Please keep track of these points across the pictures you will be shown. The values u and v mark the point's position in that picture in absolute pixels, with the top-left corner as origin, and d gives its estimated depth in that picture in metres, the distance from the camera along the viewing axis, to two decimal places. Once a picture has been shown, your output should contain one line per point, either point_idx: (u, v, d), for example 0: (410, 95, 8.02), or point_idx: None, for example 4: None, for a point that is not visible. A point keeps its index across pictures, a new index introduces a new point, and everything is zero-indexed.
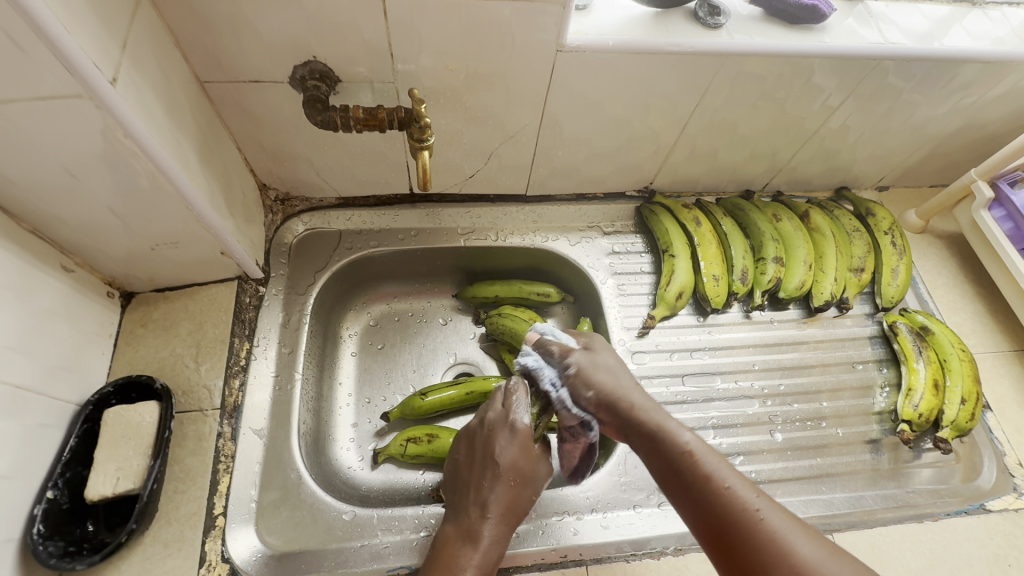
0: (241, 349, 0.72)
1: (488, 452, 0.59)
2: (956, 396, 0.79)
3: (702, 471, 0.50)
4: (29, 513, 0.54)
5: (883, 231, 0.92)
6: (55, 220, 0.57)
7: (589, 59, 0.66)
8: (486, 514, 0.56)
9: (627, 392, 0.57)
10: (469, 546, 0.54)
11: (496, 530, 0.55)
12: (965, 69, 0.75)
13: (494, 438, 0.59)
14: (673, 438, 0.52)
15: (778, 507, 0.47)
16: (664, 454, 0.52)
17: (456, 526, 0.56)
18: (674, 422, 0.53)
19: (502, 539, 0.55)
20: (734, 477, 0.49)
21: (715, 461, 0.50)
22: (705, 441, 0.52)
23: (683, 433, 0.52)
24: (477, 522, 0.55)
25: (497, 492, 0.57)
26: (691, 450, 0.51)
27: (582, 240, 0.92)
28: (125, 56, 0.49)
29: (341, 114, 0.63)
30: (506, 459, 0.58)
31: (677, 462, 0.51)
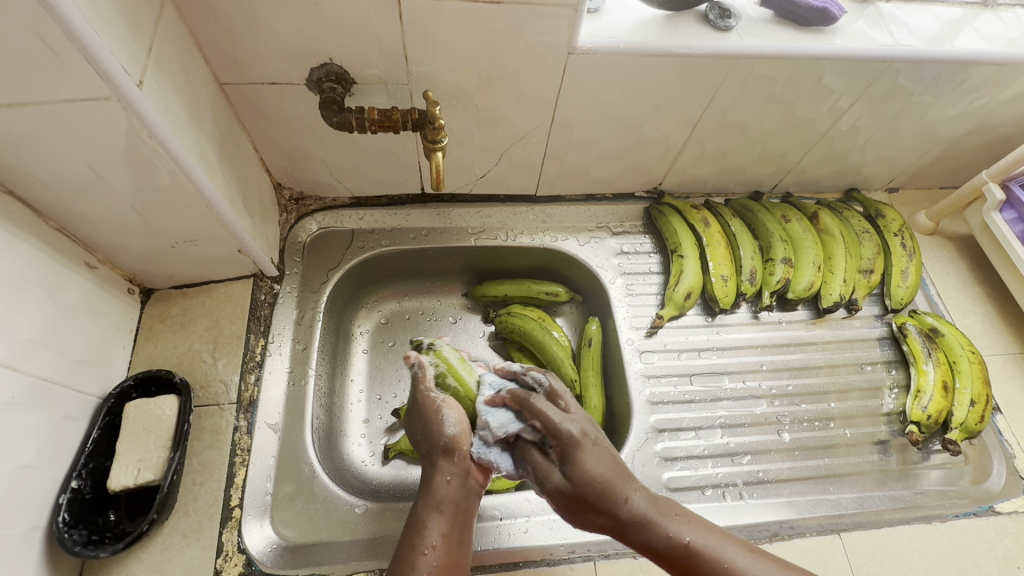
0: (257, 345, 0.74)
1: (418, 432, 0.59)
2: (966, 397, 0.78)
3: (708, 560, 0.48)
4: (55, 502, 0.55)
5: (892, 233, 0.92)
6: (80, 218, 0.58)
7: (600, 61, 0.67)
8: (440, 488, 0.54)
9: (610, 472, 0.52)
10: (434, 531, 0.51)
11: (450, 505, 0.53)
12: (976, 71, 0.75)
13: (416, 416, 0.59)
14: (668, 531, 0.50)
15: (791, 573, 0.46)
16: (666, 555, 0.50)
17: (417, 518, 0.53)
18: (662, 514, 0.51)
19: (460, 513, 0.54)
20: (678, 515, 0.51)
21: (716, 544, 0.49)
22: (702, 529, 0.50)
23: (678, 524, 0.50)
24: (435, 503, 0.53)
25: (441, 465, 0.55)
26: (691, 540, 0.49)
27: (591, 240, 0.92)
28: (150, 59, 0.50)
29: (357, 116, 0.65)
30: (431, 425, 0.57)
31: (681, 559, 0.49)
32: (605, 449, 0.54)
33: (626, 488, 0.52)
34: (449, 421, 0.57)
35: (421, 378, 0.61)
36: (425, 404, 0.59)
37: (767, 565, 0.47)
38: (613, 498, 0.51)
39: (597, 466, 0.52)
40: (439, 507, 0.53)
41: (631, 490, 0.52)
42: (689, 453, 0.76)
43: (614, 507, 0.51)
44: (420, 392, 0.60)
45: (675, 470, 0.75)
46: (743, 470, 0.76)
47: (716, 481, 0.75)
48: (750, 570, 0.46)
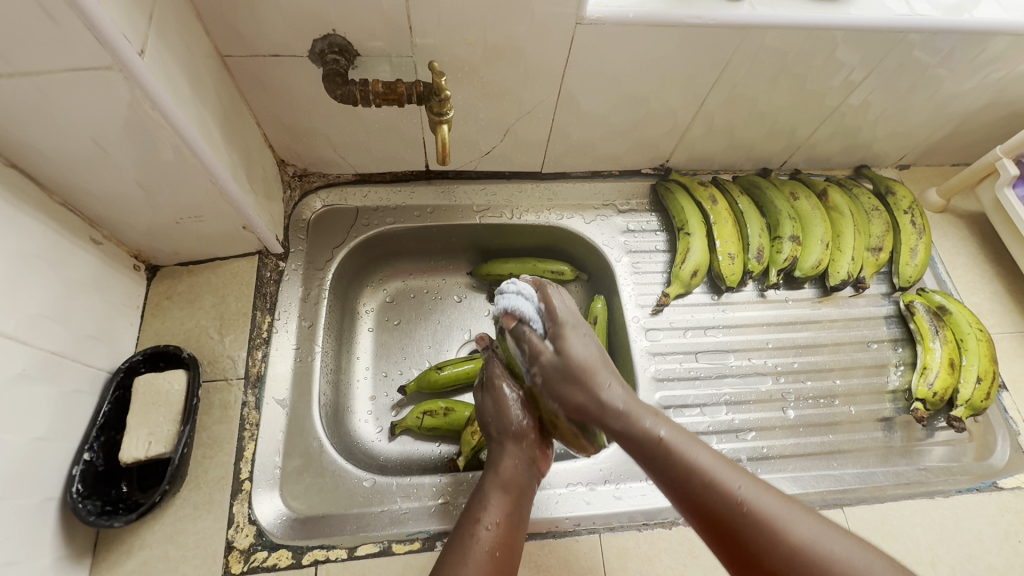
0: (263, 322, 0.74)
1: (491, 414, 0.62)
2: (972, 374, 0.78)
3: (717, 486, 0.48)
4: (68, 473, 0.56)
5: (902, 211, 0.91)
6: (84, 192, 0.58)
7: (608, 32, 0.65)
8: (502, 471, 0.58)
9: (591, 364, 0.56)
10: (497, 508, 0.55)
11: (514, 487, 0.57)
12: (994, 42, 0.73)
13: (489, 401, 0.63)
14: (686, 455, 0.50)
15: (754, 481, 0.48)
16: (677, 470, 0.50)
17: (481, 494, 0.57)
18: (641, 408, 0.54)
19: (522, 496, 0.58)
20: (737, 476, 0.48)
21: (687, 443, 0.51)
22: (677, 428, 0.52)
23: (694, 447, 0.51)
24: (497, 485, 0.57)
25: (507, 449, 0.60)
26: (664, 436, 0.52)
27: (597, 218, 0.91)
28: (151, 28, 0.49)
29: (360, 88, 0.64)
30: (507, 410, 0.61)
31: (653, 448, 0.52)
32: (593, 347, 0.58)
33: (647, 418, 0.53)
34: (519, 411, 0.61)
35: (494, 363, 0.64)
36: (495, 389, 0.62)
37: (733, 470, 0.49)
38: (593, 382, 0.55)
39: (607, 391, 0.55)
40: (502, 489, 0.57)
41: (607, 382, 0.56)
42: (694, 429, 0.77)
43: (592, 389, 0.55)
44: (495, 377, 0.63)
45: None
46: (748, 446, 0.76)
47: None
48: (716, 470, 0.49)
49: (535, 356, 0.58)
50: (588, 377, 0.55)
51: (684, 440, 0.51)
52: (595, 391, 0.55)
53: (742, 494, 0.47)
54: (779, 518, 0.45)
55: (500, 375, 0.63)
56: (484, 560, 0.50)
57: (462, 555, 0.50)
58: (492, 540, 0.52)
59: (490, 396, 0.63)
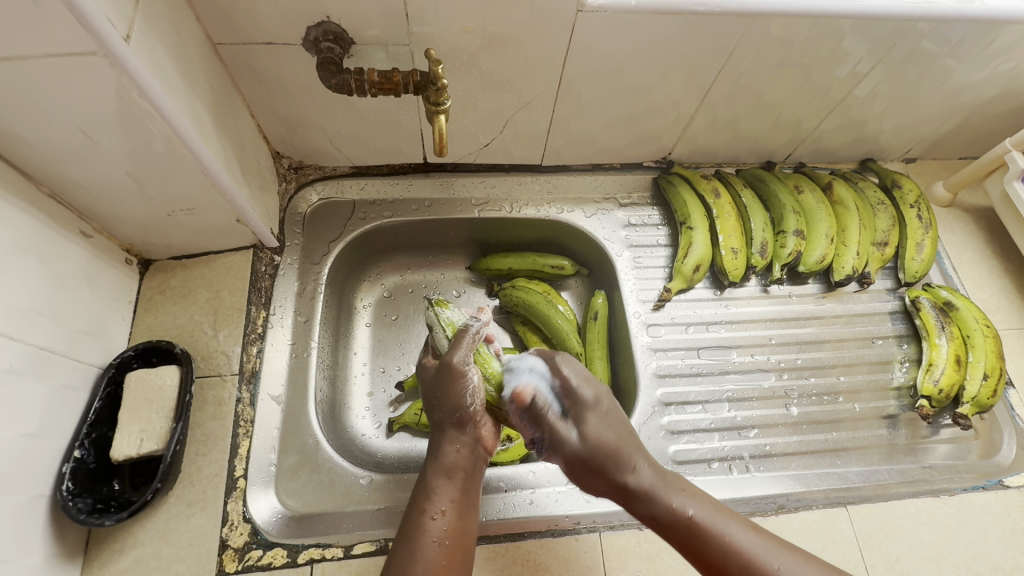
0: (258, 317, 0.73)
1: (438, 393, 0.56)
2: (979, 371, 0.77)
3: (711, 536, 0.48)
4: (58, 471, 0.55)
5: (909, 205, 0.90)
6: (72, 183, 0.57)
7: (610, 20, 0.64)
8: (446, 456, 0.53)
9: (618, 440, 0.53)
10: (443, 496, 0.50)
11: (460, 473, 0.52)
12: (1006, 31, 0.71)
13: (440, 381, 0.56)
14: (672, 505, 0.51)
15: (744, 526, 0.49)
16: (671, 528, 0.50)
17: (425, 484, 0.52)
18: (667, 485, 0.52)
19: (469, 479, 0.53)
20: (728, 523, 0.49)
21: (719, 518, 0.49)
22: (707, 503, 0.50)
23: (682, 497, 0.51)
24: (443, 472, 0.52)
25: (452, 432, 0.54)
26: (695, 513, 0.50)
27: (598, 212, 0.90)
28: (138, 13, 0.48)
29: (356, 77, 0.62)
30: (456, 391, 0.55)
31: (684, 533, 0.50)
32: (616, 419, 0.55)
33: (633, 457, 0.53)
34: (470, 392, 0.55)
35: (468, 333, 0.58)
36: (454, 369, 0.55)
37: (771, 546, 0.47)
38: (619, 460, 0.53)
39: (601, 432, 0.53)
40: (448, 476, 0.52)
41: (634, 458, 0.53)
42: (696, 426, 0.76)
43: (621, 475, 0.53)
44: (453, 355, 0.56)
45: (682, 443, 0.74)
46: (750, 443, 0.75)
47: (722, 454, 0.74)
48: (753, 548, 0.47)
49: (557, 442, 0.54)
50: (614, 463, 0.52)
51: (667, 486, 0.52)
52: (603, 437, 0.53)
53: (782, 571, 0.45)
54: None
55: (460, 352, 0.56)
56: (434, 554, 0.47)
57: (408, 555, 0.46)
58: (441, 531, 0.48)
59: (443, 376, 0.56)
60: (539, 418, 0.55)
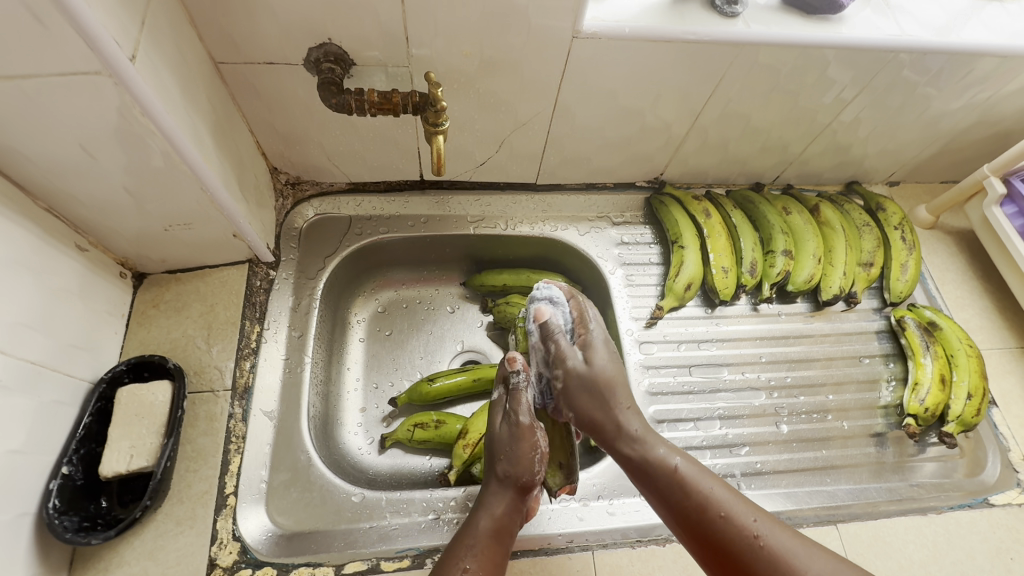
0: (252, 331, 0.72)
1: (505, 453, 0.60)
2: (963, 391, 0.79)
3: (693, 488, 0.54)
4: (45, 488, 0.54)
5: (893, 227, 0.92)
6: (70, 198, 0.57)
7: (604, 46, 0.66)
8: (491, 515, 0.56)
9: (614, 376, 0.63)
10: (478, 551, 0.52)
11: (504, 534, 0.55)
12: (981, 63, 0.75)
13: (506, 437, 0.60)
14: (658, 454, 0.57)
15: (725, 485, 0.54)
16: (654, 475, 0.56)
17: (468, 536, 0.54)
18: (657, 441, 0.59)
19: (508, 540, 0.55)
20: (716, 483, 0.54)
21: (700, 474, 0.55)
22: (693, 461, 0.56)
23: (669, 450, 0.58)
24: (489, 530, 0.54)
25: (503, 491, 0.58)
26: (681, 470, 0.55)
27: (591, 230, 0.91)
28: (143, 34, 0.48)
29: (355, 98, 0.63)
30: (526, 453, 0.59)
31: (667, 481, 0.55)
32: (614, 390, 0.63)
33: (621, 408, 0.61)
34: (539, 463, 0.60)
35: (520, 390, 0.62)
36: (518, 422, 0.60)
37: (751, 508, 0.52)
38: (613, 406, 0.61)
39: (599, 410, 0.61)
40: (491, 532, 0.54)
41: (627, 417, 0.61)
42: (688, 444, 0.76)
43: (611, 408, 0.61)
44: (518, 416, 0.61)
45: None
46: (742, 461, 0.76)
47: (714, 471, 0.75)
48: (733, 509, 0.52)
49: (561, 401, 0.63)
50: (611, 397, 0.61)
51: (654, 440, 0.59)
52: (595, 415, 0.61)
53: (759, 535, 0.50)
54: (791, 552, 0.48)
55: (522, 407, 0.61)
56: None
57: None
58: None
59: (510, 436, 0.60)
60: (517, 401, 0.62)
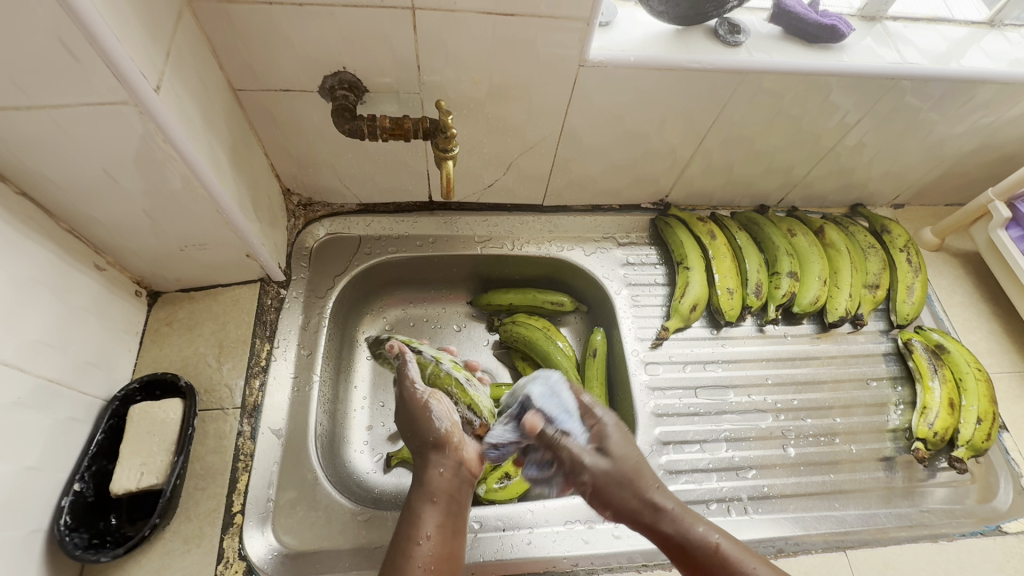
0: (262, 349, 0.74)
1: (408, 426, 0.63)
2: (972, 415, 0.78)
3: (732, 565, 0.53)
4: (57, 505, 0.55)
5: (898, 249, 0.93)
6: (90, 219, 0.59)
7: (610, 74, 0.68)
8: (426, 496, 0.57)
9: (637, 462, 0.62)
10: (428, 522, 0.55)
11: (444, 497, 0.57)
12: (983, 90, 0.76)
13: (407, 413, 0.64)
14: (694, 530, 0.56)
15: (760, 560, 0.53)
16: (694, 550, 0.55)
17: (411, 512, 0.56)
18: (695, 517, 0.57)
19: (455, 503, 0.57)
20: (755, 559, 0.53)
21: (739, 550, 0.54)
22: (730, 536, 0.55)
23: (704, 526, 0.56)
24: (427, 496, 0.57)
25: (432, 461, 0.60)
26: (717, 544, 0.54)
27: (597, 251, 0.92)
28: (167, 65, 0.51)
29: (368, 124, 0.65)
30: (434, 427, 0.62)
31: (706, 558, 0.54)
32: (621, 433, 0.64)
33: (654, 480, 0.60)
34: (438, 420, 0.62)
35: (408, 373, 0.67)
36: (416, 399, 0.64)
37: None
38: (642, 490, 0.60)
39: (620, 451, 0.62)
40: (437, 506, 0.56)
41: (659, 496, 0.59)
42: (694, 467, 0.76)
43: (643, 492, 0.59)
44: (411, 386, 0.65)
45: (681, 484, 0.74)
46: (748, 484, 0.75)
47: (720, 494, 0.74)
48: None
49: (579, 466, 0.61)
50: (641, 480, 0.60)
51: (693, 517, 0.57)
52: (626, 455, 0.62)
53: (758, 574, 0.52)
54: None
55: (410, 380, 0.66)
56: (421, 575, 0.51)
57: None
58: (435, 550, 0.53)
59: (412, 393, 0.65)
60: (555, 446, 0.63)
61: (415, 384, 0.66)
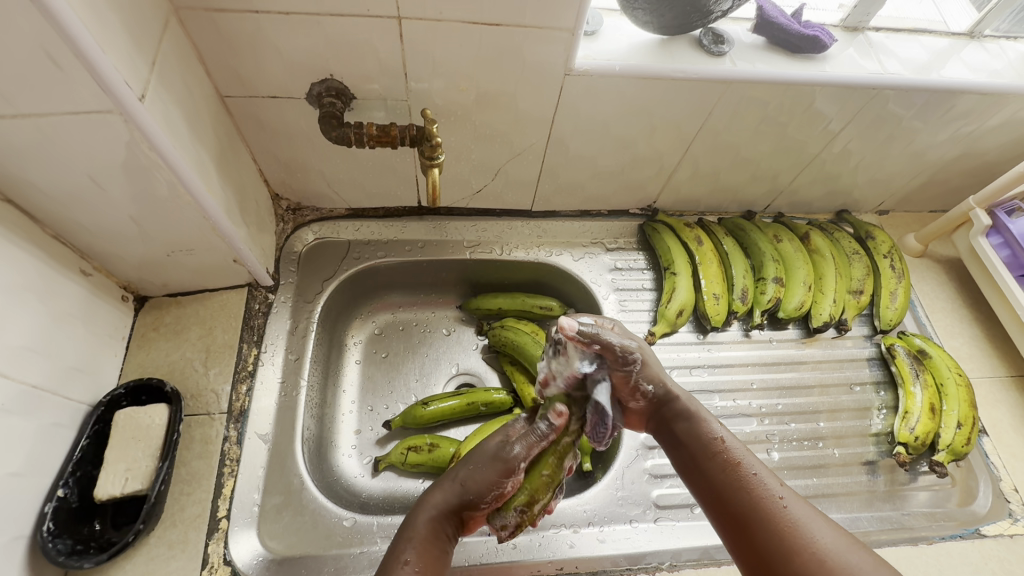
0: (249, 354, 0.74)
1: (479, 465, 0.50)
2: (953, 420, 0.79)
3: (728, 456, 0.50)
4: (40, 511, 0.55)
5: (882, 255, 0.94)
6: (76, 226, 0.59)
7: (595, 83, 0.68)
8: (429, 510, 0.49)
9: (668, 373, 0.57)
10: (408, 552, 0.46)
11: (435, 542, 0.48)
12: (963, 100, 0.77)
13: (487, 455, 0.51)
14: (702, 426, 0.53)
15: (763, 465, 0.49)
16: (693, 440, 0.53)
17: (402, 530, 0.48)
18: (708, 414, 0.55)
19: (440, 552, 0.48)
20: (758, 464, 0.49)
21: (743, 449, 0.51)
22: (737, 436, 0.52)
23: (716, 425, 0.53)
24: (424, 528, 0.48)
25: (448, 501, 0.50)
26: (721, 438, 0.52)
27: (585, 256, 0.93)
28: (152, 74, 0.51)
29: (355, 131, 0.66)
30: (496, 487, 0.50)
31: (702, 446, 0.52)
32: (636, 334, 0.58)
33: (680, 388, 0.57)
34: (500, 493, 0.50)
35: (522, 440, 0.51)
36: (507, 449, 0.50)
37: (784, 485, 0.47)
38: (658, 387, 0.55)
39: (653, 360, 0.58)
40: (431, 523, 0.49)
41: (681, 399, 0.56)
42: None
43: (665, 394, 0.56)
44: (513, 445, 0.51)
45: (665, 488, 0.74)
46: None
47: None
48: (761, 478, 0.47)
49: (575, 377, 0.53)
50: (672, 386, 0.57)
51: (710, 418, 0.54)
52: (654, 363, 0.57)
53: (783, 502, 0.45)
54: (806, 523, 0.43)
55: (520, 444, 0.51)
56: None
57: None
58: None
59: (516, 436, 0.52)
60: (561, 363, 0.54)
61: (517, 446, 0.51)
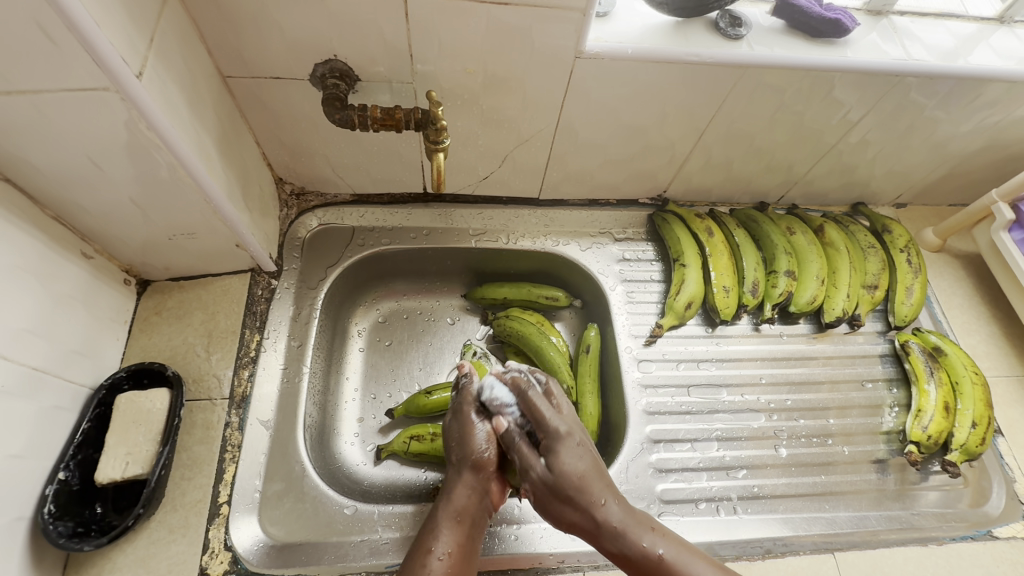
0: (251, 340, 0.73)
1: (459, 433, 0.63)
2: (967, 419, 0.77)
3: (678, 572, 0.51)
4: (41, 493, 0.55)
5: (899, 249, 0.91)
6: (77, 208, 0.58)
7: (607, 66, 0.66)
8: (458, 503, 0.57)
9: (588, 473, 0.57)
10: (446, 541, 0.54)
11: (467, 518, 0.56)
12: (990, 88, 0.74)
13: (457, 422, 0.63)
14: (638, 542, 0.54)
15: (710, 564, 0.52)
16: (638, 562, 0.53)
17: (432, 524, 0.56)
18: (635, 527, 0.55)
19: (475, 526, 0.57)
20: (705, 566, 0.52)
21: (683, 555, 0.52)
22: (673, 541, 0.54)
23: (650, 535, 0.54)
24: (450, 513, 0.56)
25: (464, 477, 0.59)
26: (665, 554, 0.52)
27: (593, 246, 0.91)
28: (150, 51, 0.50)
29: (359, 113, 0.64)
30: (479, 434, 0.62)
31: (650, 567, 0.52)
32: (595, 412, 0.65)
33: (601, 492, 0.56)
34: (486, 440, 0.61)
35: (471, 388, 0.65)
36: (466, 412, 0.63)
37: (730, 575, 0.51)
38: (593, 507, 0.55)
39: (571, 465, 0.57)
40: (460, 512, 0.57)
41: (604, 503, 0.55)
42: (684, 465, 0.75)
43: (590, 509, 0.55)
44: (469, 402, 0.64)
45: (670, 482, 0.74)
46: (738, 484, 0.75)
47: (710, 493, 0.74)
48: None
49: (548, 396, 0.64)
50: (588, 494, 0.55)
51: (639, 527, 0.55)
52: (572, 467, 0.56)
53: None
54: None
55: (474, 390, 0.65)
56: None
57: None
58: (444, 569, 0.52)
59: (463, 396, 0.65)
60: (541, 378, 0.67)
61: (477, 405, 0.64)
